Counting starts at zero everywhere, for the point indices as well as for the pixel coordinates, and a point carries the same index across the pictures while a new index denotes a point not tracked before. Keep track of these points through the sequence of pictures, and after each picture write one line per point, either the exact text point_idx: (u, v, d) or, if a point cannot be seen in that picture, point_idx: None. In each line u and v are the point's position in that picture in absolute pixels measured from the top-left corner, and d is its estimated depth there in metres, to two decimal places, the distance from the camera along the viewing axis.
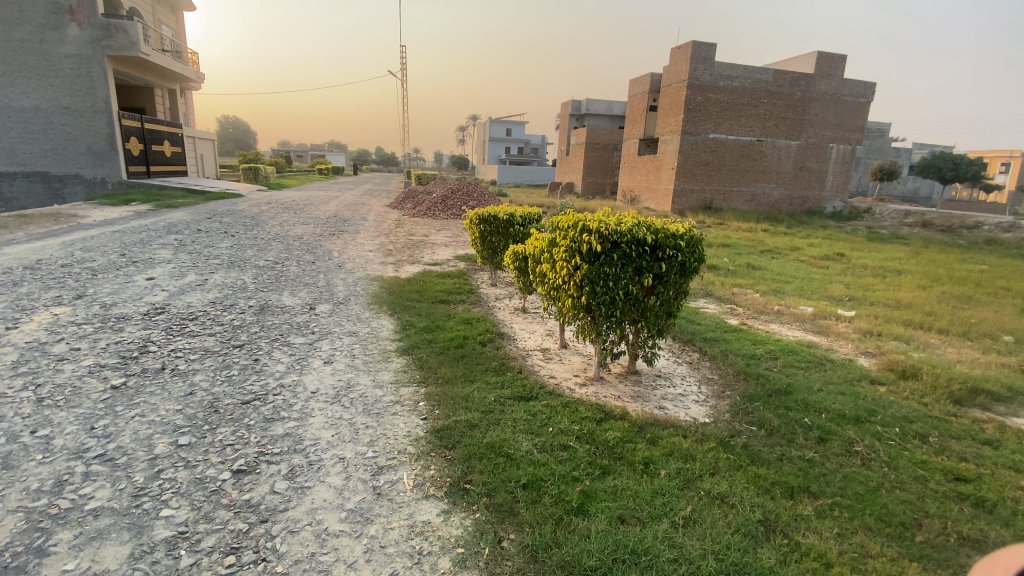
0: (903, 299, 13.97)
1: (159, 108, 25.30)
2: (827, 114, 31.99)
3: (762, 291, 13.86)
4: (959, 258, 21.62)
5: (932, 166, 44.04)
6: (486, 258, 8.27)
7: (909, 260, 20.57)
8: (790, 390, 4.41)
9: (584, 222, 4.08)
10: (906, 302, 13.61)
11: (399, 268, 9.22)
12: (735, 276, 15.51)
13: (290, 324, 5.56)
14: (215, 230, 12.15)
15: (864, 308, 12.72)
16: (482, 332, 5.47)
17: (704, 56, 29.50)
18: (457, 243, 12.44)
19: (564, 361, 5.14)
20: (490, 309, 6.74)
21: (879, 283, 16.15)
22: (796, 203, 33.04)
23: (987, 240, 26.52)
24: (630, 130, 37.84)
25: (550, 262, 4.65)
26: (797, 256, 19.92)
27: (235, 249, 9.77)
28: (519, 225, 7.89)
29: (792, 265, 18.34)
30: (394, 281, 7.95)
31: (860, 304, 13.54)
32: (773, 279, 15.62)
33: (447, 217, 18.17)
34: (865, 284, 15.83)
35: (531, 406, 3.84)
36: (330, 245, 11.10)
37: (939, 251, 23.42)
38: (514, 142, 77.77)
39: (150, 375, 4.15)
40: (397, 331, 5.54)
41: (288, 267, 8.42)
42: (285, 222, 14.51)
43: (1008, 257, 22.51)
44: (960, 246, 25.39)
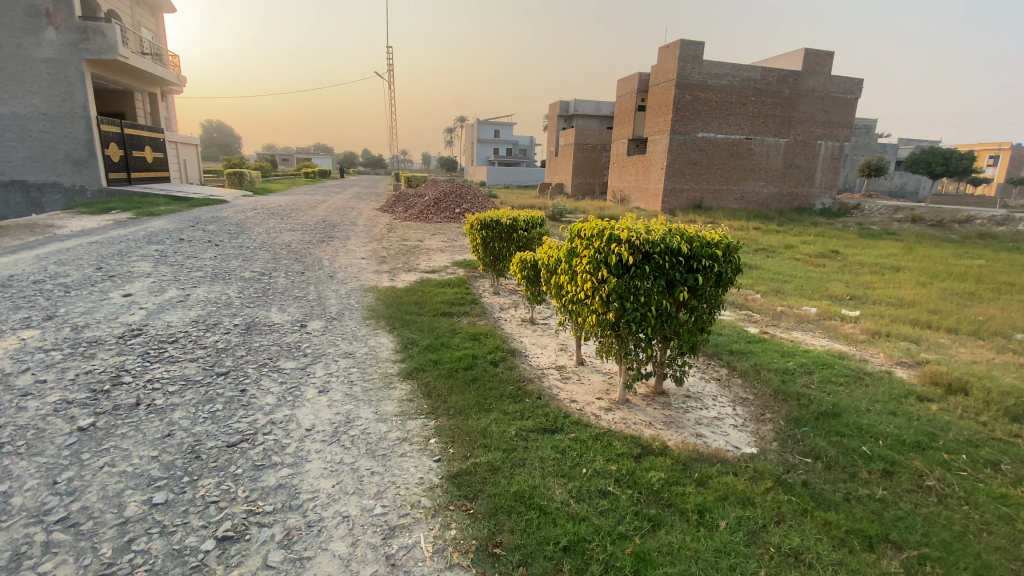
0: (905, 296, 13.71)
1: (140, 112, 24.50)
2: (817, 111, 32.00)
3: (763, 291, 13.56)
4: (954, 253, 21.57)
5: (919, 162, 44.32)
6: (487, 265, 7.81)
7: (905, 256, 20.46)
8: (836, 412, 4.01)
9: (610, 230, 3.62)
10: (909, 300, 13.36)
11: (394, 276, 8.73)
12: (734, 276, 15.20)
13: (279, 346, 5.05)
14: (198, 239, 11.55)
15: (868, 307, 12.45)
16: (491, 349, 5.00)
17: (692, 54, 29.30)
18: (452, 248, 11.97)
19: (583, 381, 4.69)
20: (497, 322, 6.27)
21: (878, 280, 15.93)
22: (787, 201, 33.01)
23: (977, 234, 26.56)
24: (619, 130, 37.57)
25: (569, 273, 4.19)
26: (794, 255, 19.69)
27: (220, 260, 9.21)
28: (523, 230, 7.46)
29: (790, 264, 18.08)
30: (391, 291, 7.47)
31: (862, 302, 13.28)
32: (772, 278, 15.34)
33: (440, 221, 17.67)
34: (865, 282, 15.61)
35: (558, 440, 3.39)
36: (320, 253, 10.56)
37: (932, 246, 23.39)
38: (502, 143, 77.37)
39: (121, 413, 3.61)
40: (398, 350, 5.06)
41: (277, 279, 7.89)
42: (271, 229, 13.92)
43: (1003, 251, 22.50)
44: (952, 240, 25.38)
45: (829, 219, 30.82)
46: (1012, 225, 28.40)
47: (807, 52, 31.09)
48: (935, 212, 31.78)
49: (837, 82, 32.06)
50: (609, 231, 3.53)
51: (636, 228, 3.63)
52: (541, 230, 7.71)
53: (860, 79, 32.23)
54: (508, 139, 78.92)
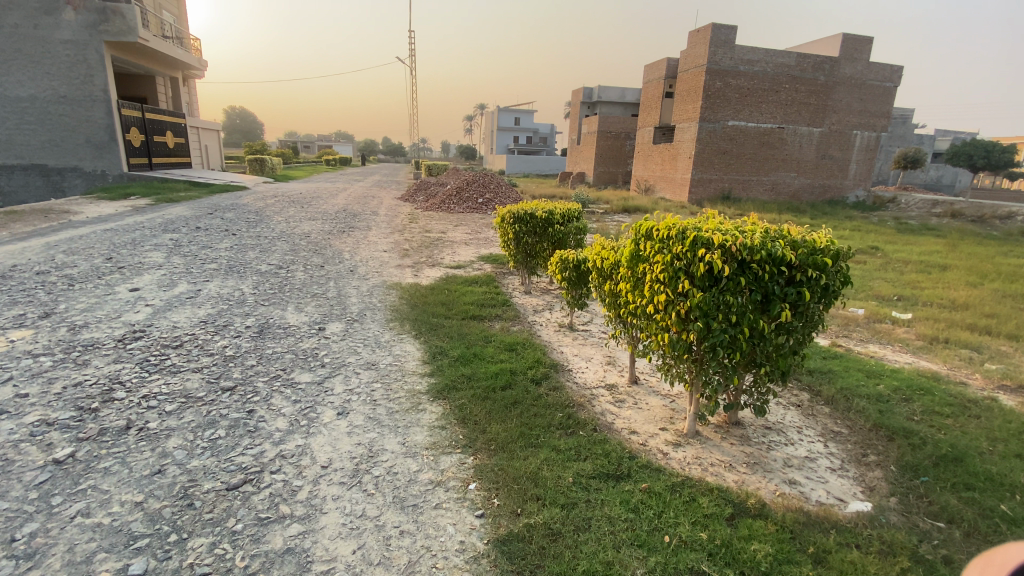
0: (958, 297, 12.66)
1: (161, 97, 24.31)
2: (852, 99, 30.45)
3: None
4: (1003, 250, 20.22)
5: (961, 154, 42.08)
6: (518, 261, 7.12)
7: (949, 253, 19.20)
8: (960, 457, 3.27)
9: (695, 232, 2.95)
10: (963, 301, 12.29)
11: (418, 271, 8.13)
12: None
13: (294, 354, 4.48)
14: (216, 228, 11.16)
15: (919, 310, 11.47)
16: (531, 363, 4.34)
17: (724, 39, 27.99)
18: (477, 240, 11.37)
19: (641, 406, 4.04)
20: (534, 327, 5.59)
21: (926, 279, 14.82)
22: (820, 193, 31.59)
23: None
24: (644, 118, 36.33)
25: (633, 281, 3.52)
26: None
27: (236, 251, 8.74)
28: (559, 224, 6.80)
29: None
30: (414, 289, 6.88)
31: (912, 304, 12.27)
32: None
33: (462, 211, 17.08)
34: (910, 281, 14.54)
35: (628, 493, 2.75)
36: (340, 244, 10.03)
37: (977, 243, 22.00)
38: (523, 131, 76.30)
39: (107, 440, 3.09)
40: (425, 360, 4.45)
41: (294, 273, 7.36)
42: (291, 217, 13.48)
43: None
44: (997, 237, 23.88)
45: (864, 212, 29.35)
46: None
47: (845, 37, 29.47)
48: (977, 207, 30.06)
49: (876, 69, 30.43)
50: (695, 233, 2.87)
51: (727, 229, 2.96)
52: (578, 224, 7.02)
53: (900, 65, 30.50)
54: (529, 127, 77.71)
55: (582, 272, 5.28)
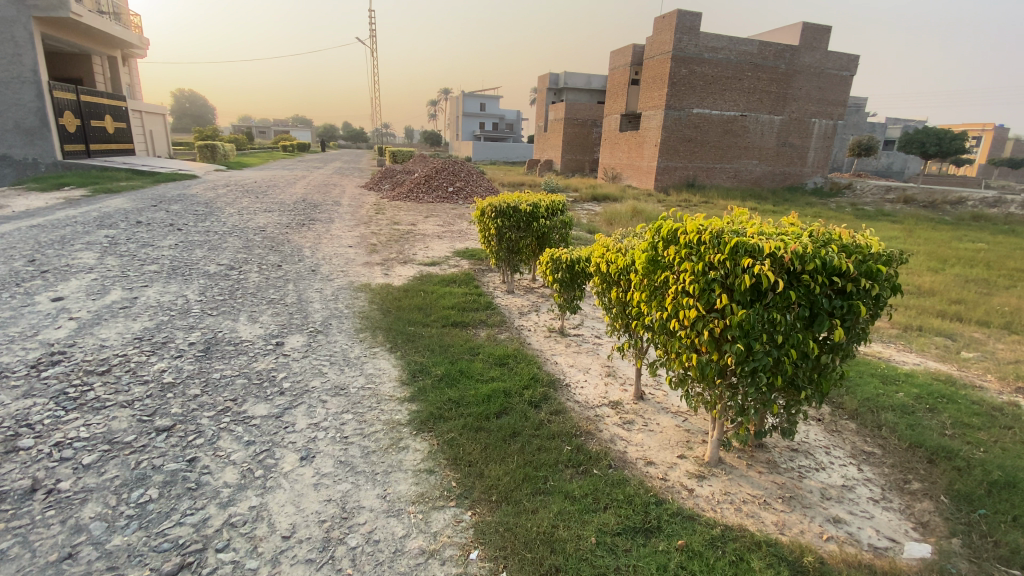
0: (923, 283, 12.79)
1: (99, 78, 22.30)
2: (811, 88, 30.89)
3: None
4: (954, 236, 20.94)
5: (912, 141, 43.57)
6: (500, 258, 6.53)
7: (906, 238, 19.73)
8: (1013, 481, 2.97)
9: (737, 237, 2.46)
10: (928, 287, 12.44)
11: (388, 270, 7.46)
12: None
13: (247, 379, 3.80)
14: (160, 223, 10.10)
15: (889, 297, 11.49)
16: (526, 381, 3.80)
17: (689, 26, 27.82)
18: (449, 232, 10.73)
19: (653, 428, 3.57)
20: (522, 335, 5.05)
21: None
22: (781, 180, 32.16)
23: (972, 216, 26.00)
24: (611, 105, 35.99)
25: (651, 292, 3.02)
26: None
27: (181, 249, 7.82)
28: (545, 219, 6.29)
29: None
30: (386, 291, 6.24)
31: None
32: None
33: (431, 201, 16.31)
34: None
35: (666, 557, 2.28)
36: (300, 239, 9.21)
37: (931, 229, 22.74)
38: (488, 117, 75.06)
39: (3, 512, 2.40)
40: (403, 381, 3.86)
41: (247, 275, 6.58)
42: (245, 209, 12.46)
43: (1001, 234, 21.95)
44: (948, 222, 24.77)
45: (824, 199, 30.02)
46: (1005, 206, 27.95)
47: (805, 26, 29.78)
48: (927, 193, 31.18)
49: (833, 58, 30.93)
50: (739, 238, 2.38)
51: (771, 233, 2.49)
52: (564, 218, 6.52)
53: (857, 55, 31.10)
54: (494, 113, 76.53)
55: (577, 273, 4.75)
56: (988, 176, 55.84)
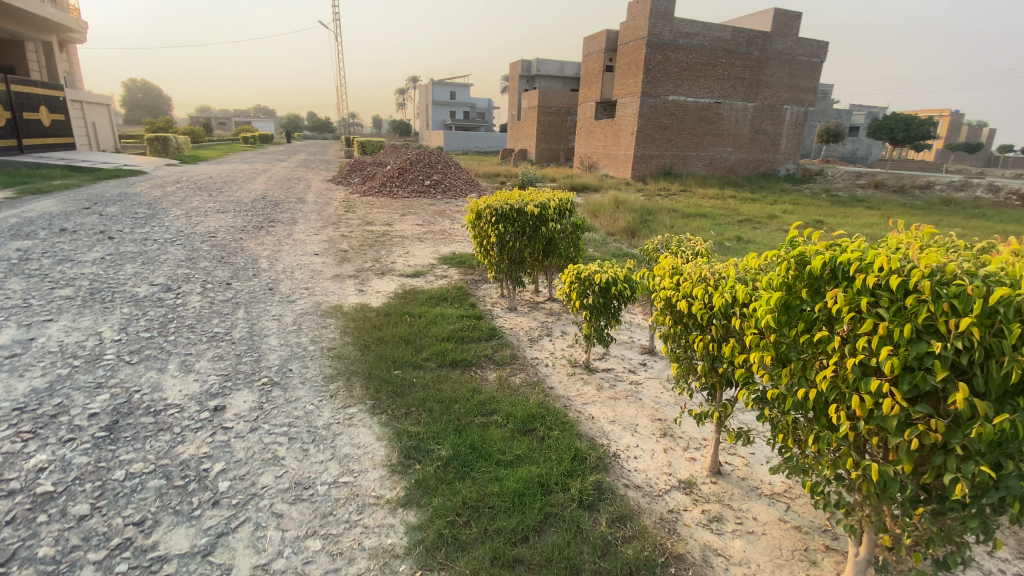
0: None
1: (34, 66, 20.10)
2: (782, 74, 30.45)
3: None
4: (930, 221, 20.92)
5: (882, 127, 43.90)
6: (500, 270, 5.39)
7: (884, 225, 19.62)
8: None
9: (992, 288, 1.44)
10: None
11: (362, 284, 6.26)
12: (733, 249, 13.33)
13: (166, 478, 2.63)
14: (88, 229, 8.62)
15: None
16: (570, 466, 2.70)
17: (664, 11, 26.91)
18: (431, 233, 9.57)
19: (756, 531, 2.51)
20: (540, 375, 3.93)
21: None
22: (754, 167, 31.74)
23: (942, 200, 26.05)
24: (585, 93, 34.95)
25: (786, 354, 1.97)
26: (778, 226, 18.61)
27: (107, 265, 6.46)
28: (553, 223, 5.24)
29: (779, 237, 16.65)
30: (360, 314, 5.07)
31: None
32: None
33: (406, 196, 15.05)
34: None
35: None
36: (257, 246, 7.91)
37: (906, 215, 22.69)
38: (459, 106, 73.13)
39: None
40: (393, 468, 2.72)
41: (188, 298, 5.32)
42: (195, 210, 11.01)
43: (973, 218, 22.06)
44: (920, 207, 24.73)
45: (799, 186, 29.76)
46: (971, 190, 28.18)
47: (777, 11, 29.21)
48: (897, 178, 31.30)
49: (804, 44, 30.53)
50: (1003, 290, 1.38)
51: None
52: (574, 220, 5.48)
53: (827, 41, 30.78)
54: (465, 102, 74.56)
55: (611, 297, 3.70)
56: (947, 160, 57.28)
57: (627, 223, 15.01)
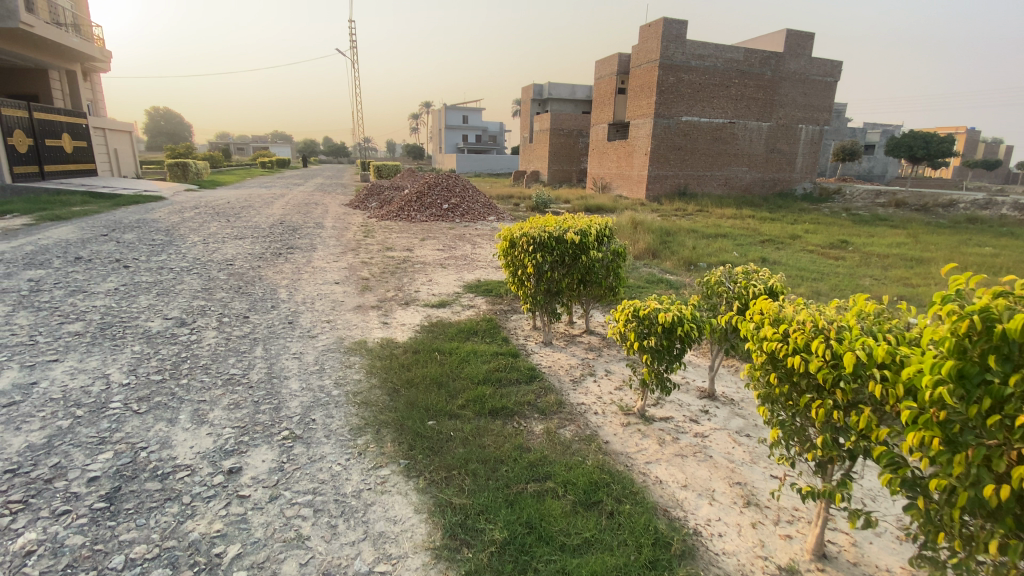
0: None
1: (57, 94, 20.45)
2: (797, 94, 30.11)
3: (806, 289, 11.14)
4: (959, 240, 20.18)
5: (900, 145, 43.20)
6: (536, 302, 4.94)
7: (912, 245, 18.94)
8: None
9: None
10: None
11: (385, 316, 5.87)
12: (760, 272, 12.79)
13: (171, 566, 2.22)
14: (104, 257, 8.42)
15: None
16: (651, 558, 2.25)
17: (676, 34, 26.89)
18: (453, 258, 9.23)
19: None
20: (592, 427, 3.46)
21: (911, 276, 14.09)
22: (770, 187, 31.22)
23: (967, 218, 25.24)
24: (598, 115, 34.91)
25: (970, 441, 1.58)
26: (802, 247, 18.03)
27: (120, 296, 6.18)
28: (593, 252, 4.81)
29: (806, 258, 16.07)
30: (383, 352, 4.65)
31: None
32: (802, 275, 13.08)
33: (424, 219, 14.82)
34: (897, 278, 13.76)
35: None
36: (275, 275, 7.61)
37: (933, 233, 21.97)
38: (472, 129, 73.98)
39: None
40: (437, 556, 2.28)
41: (201, 335, 4.97)
42: (212, 236, 10.83)
43: (1004, 236, 21.27)
44: (945, 225, 23.96)
45: (817, 205, 29.15)
46: (997, 208, 27.33)
47: (790, 32, 28.99)
48: (919, 196, 30.55)
49: (818, 64, 30.22)
50: None
51: None
52: (615, 247, 5.07)
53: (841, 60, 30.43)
54: (478, 126, 75.40)
55: (676, 339, 3.24)
56: (966, 178, 56.35)
57: (648, 245, 14.59)
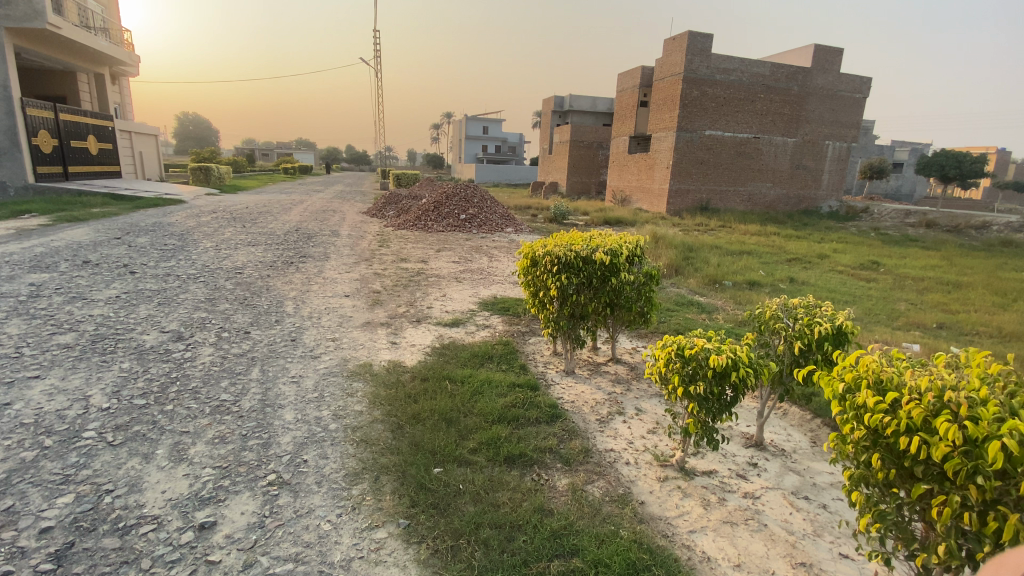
0: (1003, 324, 10.96)
1: (84, 96, 20.75)
2: (824, 110, 29.33)
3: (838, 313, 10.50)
4: (998, 263, 19.20)
5: (931, 164, 41.91)
6: (558, 328, 4.48)
7: (948, 267, 18.03)
8: None
9: None
10: (1012, 329, 10.55)
11: (395, 335, 5.47)
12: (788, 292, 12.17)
13: None
14: (112, 262, 8.20)
15: (980, 346, 9.54)
16: None
17: (701, 48, 26.44)
18: (468, 272, 8.85)
19: None
20: (625, 484, 2.99)
21: (950, 301, 13.30)
22: (795, 204, 30.34)
23: (1002, 240, 24.13)
24: (619, 128, 34.47)
25: None
26: (831, 266, 17.28)
27: (120, 305, 5.88)
28: (624, 274, 4.35)
29: (835, 279, 15.34)
30: (388, 379, 4.23)
31: (957, 333, 10.43)
32: (832, 297, 12.40)
33: (441, 229, 14.51)
34: (935, 303, 12.98)
35: None
36: (283, 285, 7.29)
37: (969, 255, 20.98)
38: (492, 140, 74.16)
39: None
40: None
41: (197, 351, 4.62)
42: (225, 242, 10.61)
43: None
44: (981, 248, 22.90)
45: (843, 223, 28.23)
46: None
47: (818, 47, 28.32)
48: (951, 217, 29.42)
49: (847, 80, 29.45)
50: None
51: None
52: (646, 269, 4.60)
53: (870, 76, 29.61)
54: (498, 136, 75.59)
55: (727, 386, 2.76)
56: (1000, 199, 54.51)
57: (670, 261, 14.06)
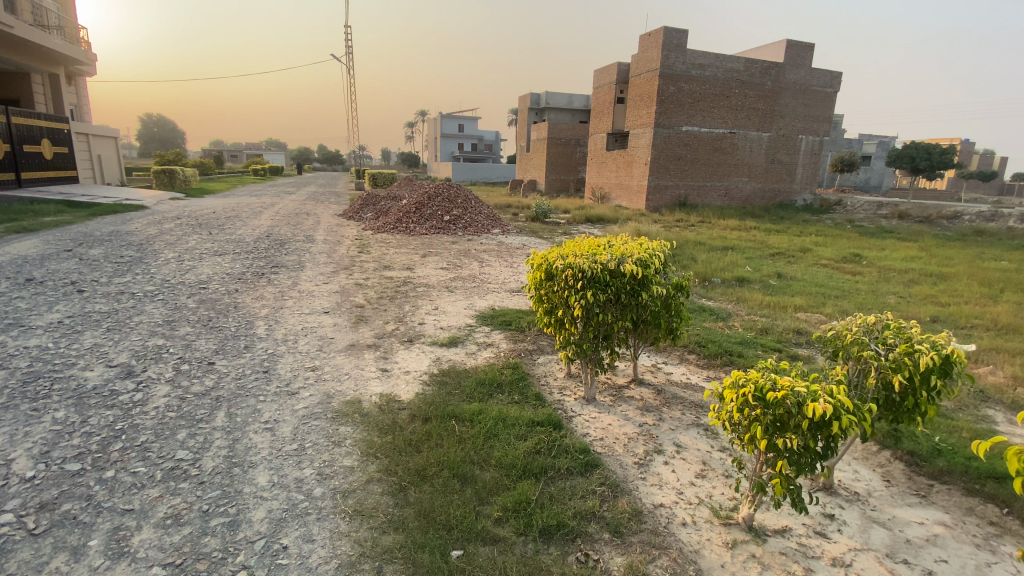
0: (996, 316, 10.74)
1: (39, 98, 19.33)
2: (797, 105, 29.33)
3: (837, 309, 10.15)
4: (973, 253, 19.34)
5: (902, 156, 42.64)
6: (579, 352, 3.86)
7: (928, 259, 18.03)
8: None
9: None
10: (1005, 321, 10.31)
11: (384, 359, 4.79)
12: (780, 289, 11.78)
13: None
14: (60, 278, 7.29)
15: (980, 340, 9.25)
16: None
17: (676, 43, 26.16)
18: (458, 280, 8.17)
19: None
20: (693, 560, 2.40)
21: (938, 292, 13.13)
22: (771, 198, 30.36)
23: (974, 230, 24.39)
24: (597, 124, 34.08)
25: None
26: (815, 260, 17.10)
27: (62, 333, 5.06)
28: (653, 287, 3.76)
29: (821, 273, 15.10)
30: (379, 420, 3.54)
31: (955, 327, 10.14)
32: (824, 292, 12.08)
33: (424, 231, 13.80)
34: (924, 296, 12.78)
35: None
36: (255, 302, 6.52)
37: (944, 245, 21.13)
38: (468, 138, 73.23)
39: None
40: None
41: (150, 392, 3.86)
42: (191, 251, 9.72)
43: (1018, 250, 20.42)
44: (954, 238, 23.13)
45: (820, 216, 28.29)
46: (1003, 220, 26.51)
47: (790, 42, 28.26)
48: (923, 207, 29.79)
49: (818, 74, 29.48)
50: None
51: None
52: (674, 280, 4.02)
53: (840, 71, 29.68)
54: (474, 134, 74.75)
55: (827, 438, 2.20)
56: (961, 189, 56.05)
57: None
